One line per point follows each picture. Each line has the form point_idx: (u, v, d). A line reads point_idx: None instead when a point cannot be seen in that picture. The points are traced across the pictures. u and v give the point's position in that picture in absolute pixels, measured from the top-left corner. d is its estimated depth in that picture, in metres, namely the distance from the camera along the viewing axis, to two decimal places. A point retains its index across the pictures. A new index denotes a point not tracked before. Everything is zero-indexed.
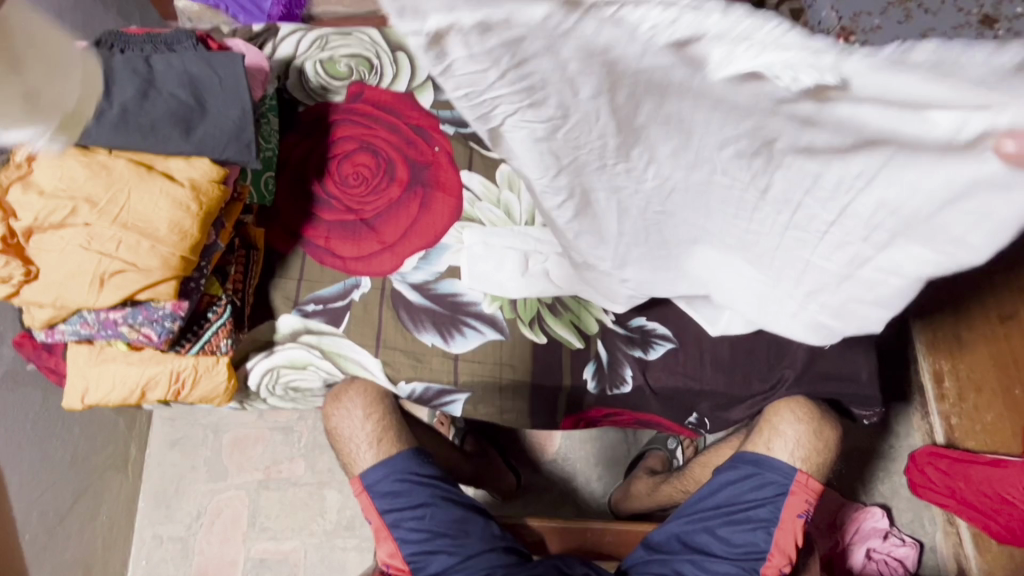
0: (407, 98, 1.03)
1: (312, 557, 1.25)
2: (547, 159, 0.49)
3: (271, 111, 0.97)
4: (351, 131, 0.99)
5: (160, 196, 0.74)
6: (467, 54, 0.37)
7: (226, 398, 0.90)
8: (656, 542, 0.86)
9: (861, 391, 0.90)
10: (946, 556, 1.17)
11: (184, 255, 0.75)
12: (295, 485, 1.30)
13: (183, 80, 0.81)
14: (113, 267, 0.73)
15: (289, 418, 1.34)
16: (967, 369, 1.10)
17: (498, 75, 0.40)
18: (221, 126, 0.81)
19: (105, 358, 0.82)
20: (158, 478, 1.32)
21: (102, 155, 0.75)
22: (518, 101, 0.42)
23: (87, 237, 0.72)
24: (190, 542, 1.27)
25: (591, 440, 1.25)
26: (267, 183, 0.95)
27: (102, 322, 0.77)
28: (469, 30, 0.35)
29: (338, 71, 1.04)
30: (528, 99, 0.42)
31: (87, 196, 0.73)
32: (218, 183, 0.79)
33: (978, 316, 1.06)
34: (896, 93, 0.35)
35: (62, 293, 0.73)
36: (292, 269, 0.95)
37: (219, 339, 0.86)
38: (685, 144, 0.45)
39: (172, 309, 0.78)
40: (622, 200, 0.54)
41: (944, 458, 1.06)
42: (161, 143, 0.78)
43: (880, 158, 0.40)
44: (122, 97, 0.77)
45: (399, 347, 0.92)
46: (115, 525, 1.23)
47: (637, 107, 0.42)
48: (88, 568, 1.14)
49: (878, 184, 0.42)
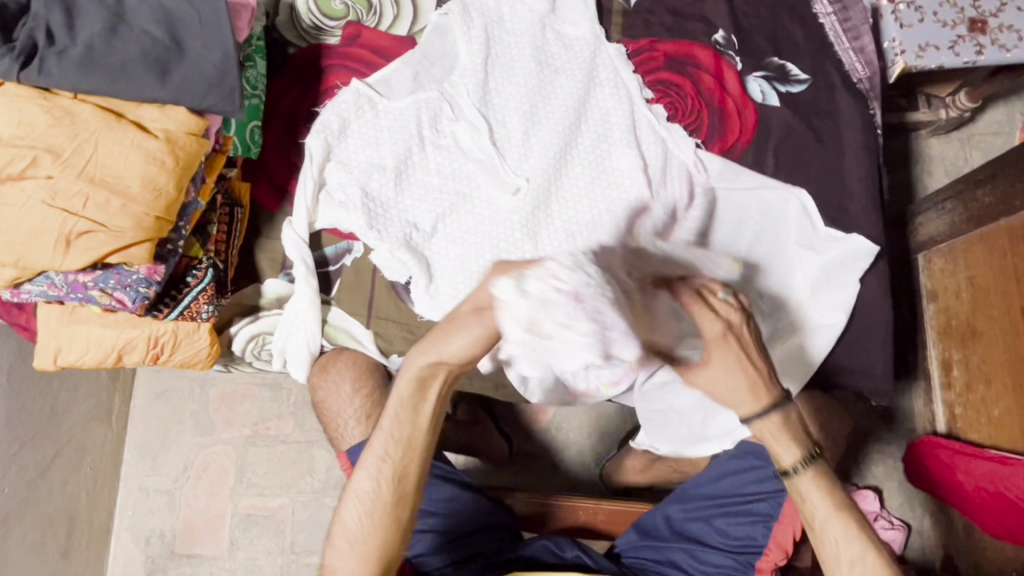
0: (408, 43, 0.96)
1: (300, 515, 1.24)
2: (387, 154, 0.90)
3: (258, 53, 0.89)
4: (344, 77, 0.94)
5: (131, 149, 0.68)
6: (372, 120, 0.91)
7: (208, 364, 0.86)
8: (646, 526, 0.87)
9: (876, 385, 0.87)
10: (933, 540, 1.17)
11: (160, 217, 0.69)
12: (284, 443, 1.27)
13: (158, 16, 0.72)
14: (80, 227, 0.67)
15: (278, 374, 1.30)
16: (979, 361, 1.06)
17: (383, 130, 0.91)
18: (201, 71, 0.72)
19: (77, 319, 0.77)
20: (143, 430, 1.29)
21: (65, 99, 0.68)
22: (369, 133, 0.90)
23: (49, 191, 0.66)
24: (177, 495, 1.26)
25: (586, 411, 1.22)
26: (253, 133, 0.86)
27: (70, 284, 0.72)
28: (367, 134, 0.90)
29: (332, 10, 0.97)
30: (384, 129, 0.91)
31: (48, 145, 0.66)
32: (196, 135, 0.72)
33: (996, 304, 1.03)
34: (432, 178, 0.90)
35: (26, 252, 0.66)
36: (277, 228, 0.91)
37: (200, 305, 0.81)
38: (412, 181, 0.90)
39: (146, 274, 0.72)
40: (423, 183, 0.90)
41: (945, 449, 1.05)
42: (132, 87, 0.69)
43: (467, 199, 0.89)
44: (89, 33, 0.69)
45: (392, 318, 0.89)
46: (100, 475, 1.20)
47: (401, 145, 0.90)
48: (72, 519, 1.13)
49: (455, 206, 0.89)
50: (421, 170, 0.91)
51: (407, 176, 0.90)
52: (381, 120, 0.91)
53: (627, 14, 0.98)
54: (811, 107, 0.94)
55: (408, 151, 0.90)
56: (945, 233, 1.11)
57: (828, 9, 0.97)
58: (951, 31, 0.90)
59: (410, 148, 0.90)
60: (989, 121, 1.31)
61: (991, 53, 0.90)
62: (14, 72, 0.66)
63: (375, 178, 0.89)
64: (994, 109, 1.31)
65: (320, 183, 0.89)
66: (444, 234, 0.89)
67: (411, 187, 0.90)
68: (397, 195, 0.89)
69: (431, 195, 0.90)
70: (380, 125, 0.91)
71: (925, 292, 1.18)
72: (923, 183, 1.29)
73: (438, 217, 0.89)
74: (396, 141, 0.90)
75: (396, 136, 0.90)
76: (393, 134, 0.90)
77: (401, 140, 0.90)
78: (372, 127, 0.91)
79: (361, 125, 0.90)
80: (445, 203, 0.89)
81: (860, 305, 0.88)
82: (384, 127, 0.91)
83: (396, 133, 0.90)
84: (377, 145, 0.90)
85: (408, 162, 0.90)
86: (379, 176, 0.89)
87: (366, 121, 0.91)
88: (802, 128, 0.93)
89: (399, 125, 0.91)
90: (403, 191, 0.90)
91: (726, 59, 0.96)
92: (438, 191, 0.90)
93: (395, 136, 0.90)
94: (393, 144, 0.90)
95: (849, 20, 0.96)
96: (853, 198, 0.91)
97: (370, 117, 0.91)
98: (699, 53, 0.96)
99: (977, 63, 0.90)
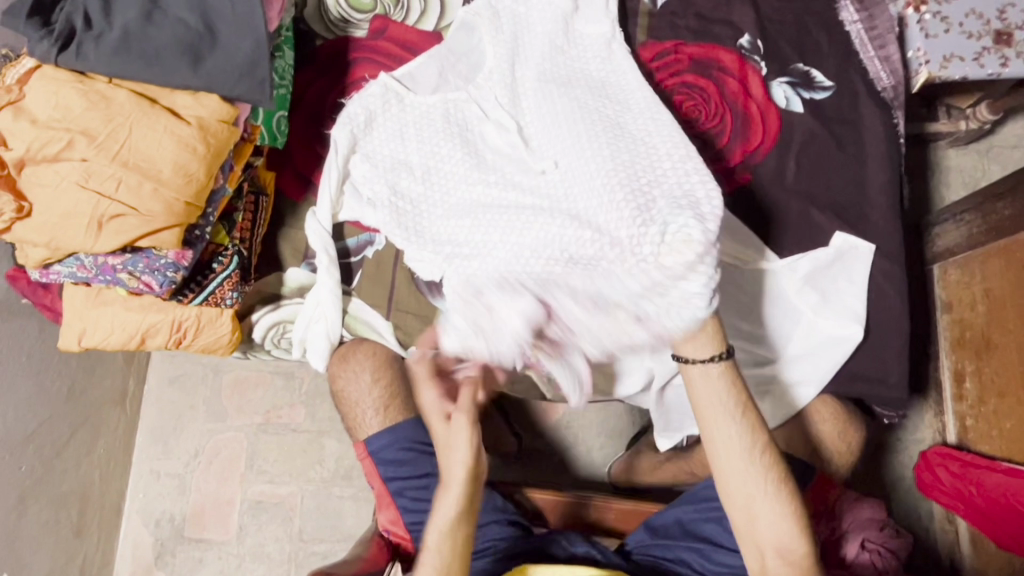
0: (434, 38, 0.96)
1: (309, 503, 1.25)
2: (410, 148, 0.90)
3: (287, 43, 0.89)
4: (369, 70, 0.95)
5: (164, 134, 0.68)
6: (398, 111, 0.91)
7: (229, 350, 0.87)
8: (657, 525, 0.88)
9: (890, 394, 0.88)
10: (939, 551, 1.16)
11: (189, 202, 0.70)
12: (294, 431, 1.28)
13: (192, 3, 0.73)
14: (112, 210, 0.67)
15: (291, 363, 1.31)
16: (992, 373, 1.06)
17: (408, 122, 0.91)
18: (234, 60, 0.73)
19: (103, 302, 0.78)
20: (156, 414, 1.30)
21: (101, 83, 0.69)
22: (393, 123, 0.91)
23: (83, 173, 0.66)
24: (187, 479, 1.27)
25: (597, 410, 1.19)
26: (279, 123, 0.86)
27: (99, 266, 0.73)
28: (392, 126, 0.91)
29: (360, 3, 0.98)
30: (408, 120, 0.91)
31: (84, 128, 0.67)
32: (227, 123, 0.73)
33: (1012, 316, 1.03)
34: (447, 171, 0.88)
35: (58, 234, 0.67)
36: (300, 218, 0.92)
37: (224, 292, 0.82)
38: (430, 174, 0.89)
39: (174, 259, 0.73)
40: (437, 175, 0.88)
41: (957, 461, 1.05)
42: (167, 74, 0.70)
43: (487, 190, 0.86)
44: (124, 18, 0.70)
45: (411, 310, 0.90)
46: (112, 457, 1.21)
47: (423, 138, 0.90)
48: (84, 499, 1.14)
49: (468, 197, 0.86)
50: (436, 163, 0.89)
51: (423, 168, 0.89)
52: (407, 112, 0.91)
53: (654, 16, 0.98)
54: (835, 114, 0.94)
55: (429, 145, 0.89)
56: (962, 245, 1.11)
57: (854, 16, 0.97)
58: (976, 42, 0.90)
59: (430, 142, 0.89)
60: (1009, 134, 1.31)
61: (1015, 66, 0.89)
62: (51, 56, 0.68)
63: (396, 170, 0.89)
64: (1014, 122, 1.31)
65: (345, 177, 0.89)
66: (456, 224, 0.86)
67: (427, 181, 0.88)
68: (416, 188, 0.88)
69: (445, 187, 0.88)
70: (404, 117, 0.91)
71: (940, 303, 1.18)
72: (940, 195, 1.29)
73: (453, 208, 0.87)
74: (416, 135, 0.90)
75: (418, 130, 0.90)
76: (416, 127, 0.90)
77: (424, 134, 0.90)
78: (395, 119, 0.91)
79: (385, 117, 0.91)
80: (461, 194, 0.87)
81: (876, 312, 0.89)
82: (405, 119, 0.91)
83: (419, 128, 0.90)
84: (401, 138, 0.90)
85: (428, 155, 0.89)
86: (400, 167, 0.89)
87: (391, 112, 0.91)
88: (825, 134, 0.93)
89: (427, 124, 0.90)
90: (422, 183, 0.88)
91: (751, 64, 0.96)
92: (455, 180, 0.87)
93: (418, 129, 0.90)
94: (416, 137, 0.90)
95: (875, 28, 0.96)
96: (874, 206, 0.91)
97: (396, 110, 0.91)
98: (724, 57, 0.96)
99: (1000, 75, 0.90)
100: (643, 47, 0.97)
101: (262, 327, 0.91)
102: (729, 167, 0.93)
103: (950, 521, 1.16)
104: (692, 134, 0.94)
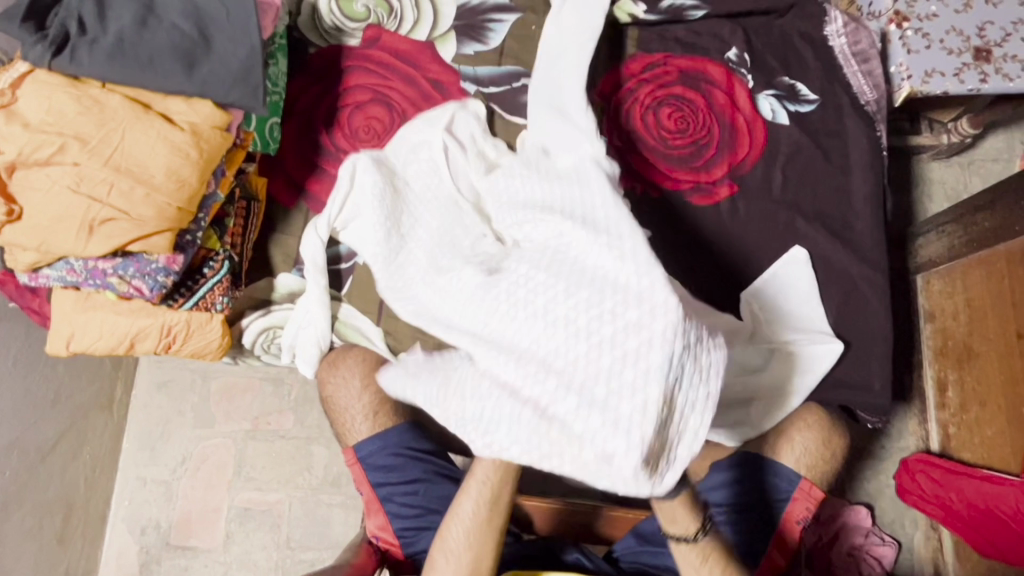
0: (429, 48, 0.97)
1: (296, 510, 1.25)
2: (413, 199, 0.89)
3: (281, 51, 0.90)
4: (363, 79, 0.96)
5: (157, 140, 0.69)
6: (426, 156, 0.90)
7: (218, 355, 0.87)
8: (646, 532, 0.87)
9: (874, 401, 0.89)
10: (922, 558, 1.17)
11: (181, 207, 0.70)
12: (283, 438, 1.28)
13: (188, 10, 0.74)
14: (103, 214, 0.67)
15: (280, 369, 1.31)
16: (973, 382, 1.09)
17: (425, 168, 0.90)
18: (228, 66, 0.73)
19: (91, 306, 0.78)
20: (143, 420, 1.29)
21: (94, 88, 0.69)
22: (417, 168, 0.90)
23: (75, 178, 0.66)
24: (174, 486, 1.26)
25: None
26: (272, 130, 0.87)
27: (89, 270, 0.73)
28: (413, 172, 0.90)
29: (354, 12, 0.98)
30: (427, 166, 0.90)
31: (77, 133, 0.67)
32: (220, 129, 0.73)
33: (992, 325, 1.05)
34: (431, 229, 0.86)
35: (48, 238, 0.67)
36: (291, 224, 0.93)
37: (214, 297, 0.83)
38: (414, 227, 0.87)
39: (165, 264, 0.73)
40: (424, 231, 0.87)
41: (937, 467, 1.07)
42: (161, 79, 0.71)
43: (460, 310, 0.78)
44: (120, 25, 0.71)
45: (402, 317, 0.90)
46: (98, 463, 1.20)
47: (433, 191, 0.88)
48: (69, 506, 1.13)
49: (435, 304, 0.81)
50: (428, 217, 0.87)
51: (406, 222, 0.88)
52: (427, 159, 0.90)
53: (643, 29, 1.01)
54: (821, 127, 0.96)
55: (433, 201, 0.88)
56: (944, 256, 1.12)
57: (840, 30, 0.99)
58: (956, 59, 0.93)
59: (430, 203, 0.88)
60: (989, 148, 1.34)
61: (993, 81, 0.92)
62: (45, 61, 0.68)
63: (396, 214, 0.88)
64: (994, 136, 1.34)
65: (352, 200, 0.89)
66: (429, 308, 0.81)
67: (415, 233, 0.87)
68: (398, 232, 0.88)
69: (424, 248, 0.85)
70: (431, 162, 0.90)
71: (923, 313, 1.20)
72: (924, 206, 1.31)
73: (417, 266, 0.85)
74: (426, 186, 0.89)
75: (431, 180, 0.89)
76: (430, 177, 0.89)
77: (431, 188, 0.89)
78: (422, 167, 0.90)
79: (411, 164, 0.91)
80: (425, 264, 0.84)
81: (860, 322, 0.90)
82: (428, 164, 0.90)
83: (432, 180, 0.89)
84: (415, 184, 0.90)
85: (423, 207, 0.88)
86: (398, 212, 0.88)
87: (420, 157, 0.90)
88: (811, 147, 0.95)
89: (451, 225, 0.85)
90: (401, 233, 0.87)
91: (738, 77, 0.98)
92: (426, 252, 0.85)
93: (431, 173, 0.89)
94: (426, 188, 0.89)
95: (859, 43, 0.98)
96: (859, 217, 0.93)
97: (421, 153, 0.90)
98: (712, 70, 0.98)
99: (980, 90, 0.92)
100: (631, 61, 0.99)
101: (251, 331, 0.91)
102: (717, 177, 0.94)
103: (934, 529, 1.17)
104: (680, 146, 0.95)
